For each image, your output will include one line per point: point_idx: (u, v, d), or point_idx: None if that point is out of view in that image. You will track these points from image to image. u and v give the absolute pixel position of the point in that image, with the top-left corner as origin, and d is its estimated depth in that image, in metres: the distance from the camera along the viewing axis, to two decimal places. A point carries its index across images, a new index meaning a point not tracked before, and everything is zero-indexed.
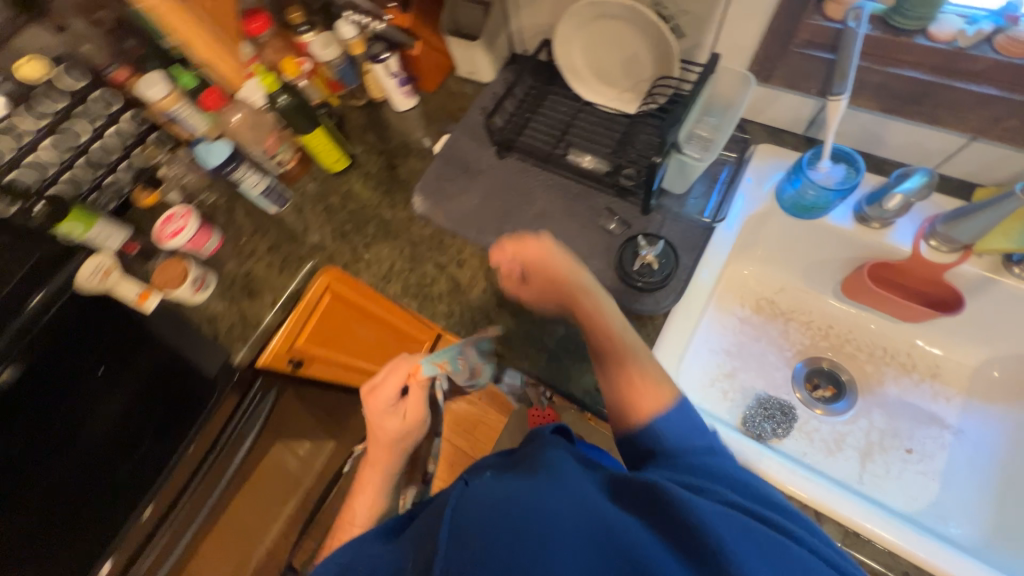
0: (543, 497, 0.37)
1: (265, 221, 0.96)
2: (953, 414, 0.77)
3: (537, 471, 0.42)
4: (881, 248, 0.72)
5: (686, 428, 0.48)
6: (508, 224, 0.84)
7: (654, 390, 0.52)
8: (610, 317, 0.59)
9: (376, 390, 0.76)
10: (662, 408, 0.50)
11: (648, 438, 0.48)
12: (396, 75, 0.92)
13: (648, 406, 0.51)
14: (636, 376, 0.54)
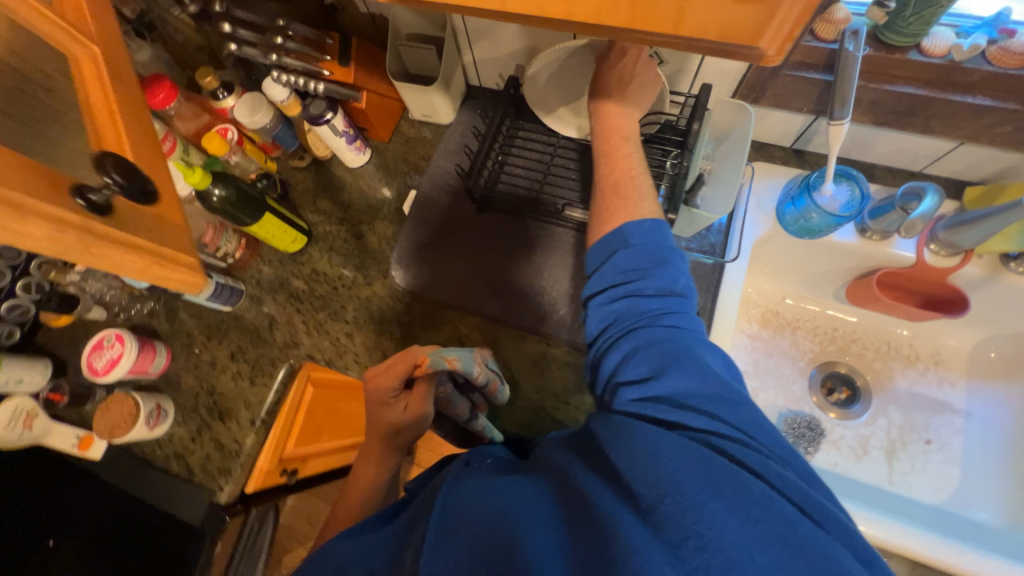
0: (523, 480, 0.42)
1: (223, 321, 0.82)
2: (959, 398, 0.80)
3: (532, 467, 0.45)
4: (884, 258, 0.71)
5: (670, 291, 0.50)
6: (506, 288, 0.77)
7: (635, 200, 0.56)
8: (629, 127, 0.60)
9: (387, 369, 0.63)
10: (640, 218, 0.54)
11: (624, 270, 0.52)
12: (343, 133, 0.80)
13: (620, 223, 0.55)
14: (624, 185, 0.57)
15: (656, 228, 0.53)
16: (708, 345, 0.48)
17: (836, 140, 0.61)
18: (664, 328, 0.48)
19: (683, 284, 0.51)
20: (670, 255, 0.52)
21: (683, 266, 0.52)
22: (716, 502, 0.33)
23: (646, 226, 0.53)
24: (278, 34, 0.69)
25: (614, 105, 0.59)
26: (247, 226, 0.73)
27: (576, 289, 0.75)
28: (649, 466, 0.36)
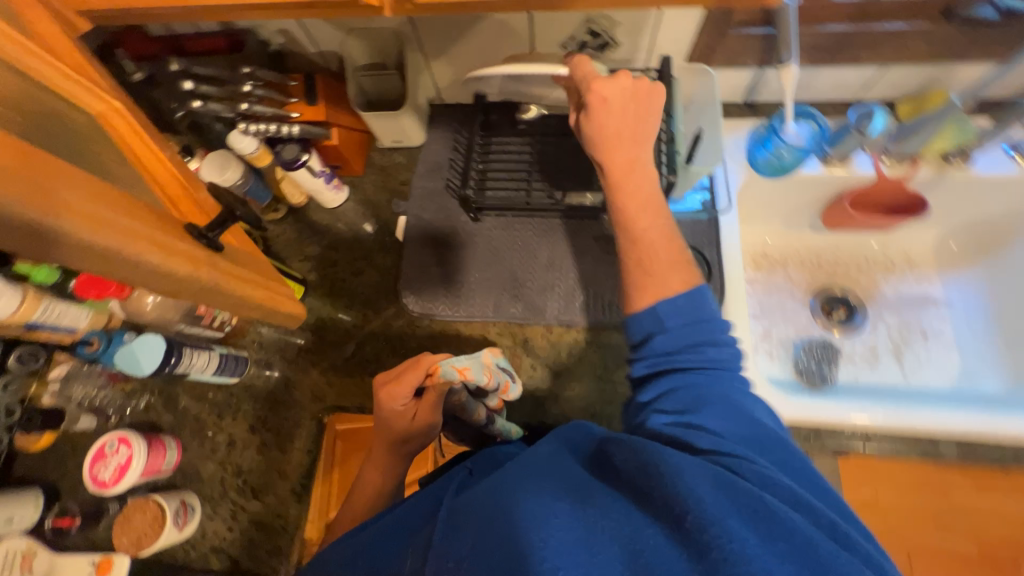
0: (528, 482, 0.40)
1: (233, 396, 0.77)
2: (938, 290, 0.88)
3: (529, 462, 0.44)
4: (849, 179, 0.78)
5: (709, 353, 0.49)
6: (521, 289, 0.76)
7: (665, 275, 0.51)
8: (647, 190, 0.53)
9: (393, 380, 0.59)
10: (670, 296, 0.50)
11: (661, 336, 0.50)
12: (321, 173, 0.78)
13: (655, 299, 0.51)
14: (652, 259, 0.52)
15: (690, 301, 0.50)
16: (752, 398, 0.47)
17: (789, 81, 0.67)
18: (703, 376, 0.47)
19: (720, 336, 0.50)
20: (706, 321, 0.50)
21: (719, 325, 0.50)
22: (739, 518, 0.33)
23: (677, 303, 0.50)
24: (245, 84, 0.68)
25: (628, 169, 0.53)
26: None
27: (588, 272, 0.76)
28: (672, 479, 0.35)
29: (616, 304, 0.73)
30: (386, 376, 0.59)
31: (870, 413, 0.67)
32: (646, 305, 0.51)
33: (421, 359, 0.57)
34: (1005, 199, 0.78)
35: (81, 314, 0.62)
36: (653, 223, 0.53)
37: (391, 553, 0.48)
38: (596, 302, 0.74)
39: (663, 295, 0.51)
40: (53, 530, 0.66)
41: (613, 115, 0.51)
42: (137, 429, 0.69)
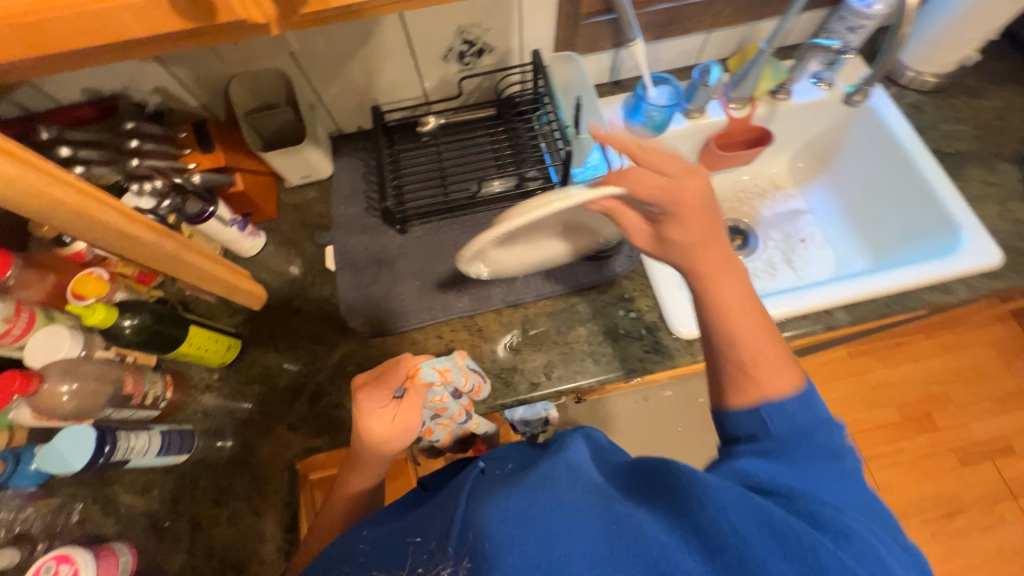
0: (556, 482, 0.39)
1: (187, 475, 0.70)
2: (802, 202, 1.06)
3: (558, 458, 0.42)
4: (710, 126, 0.92)
5: (812, 433, 0.46)
6: (464, 283, 0.79)
7: (771, 381, 0.49)
8: (727, 295, 0.54)
9: (364, 387, 0.58)
10: (778, 400, 0.48)
11: (776, 424, 0.47)
12: (233, 221, 0.77)
13: (762, 394, 0.49)
14: (753, 361, 0.51)
15: (800, 402, 0.47)
16: (863, 491, 0.43)
17: (639, 53, 0.80)
18: (802, 456, 0.44)
19: (835, 440, 0.46)
20: (813, 419, 0.47)
21: (833, 429, 0.47)
22: (778, 560, 0.34)
23: (792, 406, 0.47)
24: (130, 140, 0.66)
25: (716, 270, 0.55)
26: (175, 349, 0.65)
27: None
28: (709, 506, 0.37)
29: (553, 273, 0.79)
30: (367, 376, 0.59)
31: (781, 304, 0.78)
32: (747, 404, 0.49)
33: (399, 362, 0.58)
34: (824, 118, 0.97)
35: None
36: (755, 327, 0.53)
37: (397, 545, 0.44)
38: (535, 277, 0.79)
39: (770, 397, 0.48)
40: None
41: (687, 217, 0.54)
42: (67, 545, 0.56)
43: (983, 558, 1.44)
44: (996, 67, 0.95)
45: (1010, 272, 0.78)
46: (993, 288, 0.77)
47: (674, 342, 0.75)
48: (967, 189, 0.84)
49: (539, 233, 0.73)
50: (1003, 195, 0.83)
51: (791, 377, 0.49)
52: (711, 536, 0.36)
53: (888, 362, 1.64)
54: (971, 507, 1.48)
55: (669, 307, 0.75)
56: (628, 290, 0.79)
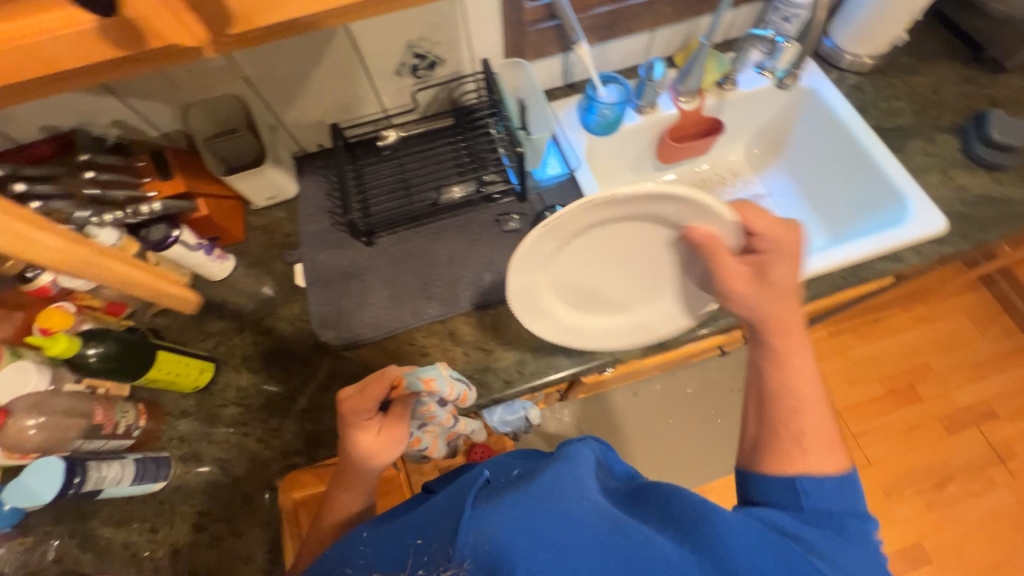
0: (565, 490, 0.41)
1: (165, 503, 0.70)
2: (760, 187, 1.09)
3: (568, 468, 0.44)
4: (662, 120, 0.96)
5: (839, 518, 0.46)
6: (432, 288, 0.81)
7: (818, 454, 0.49)
8: (801, 361, 0.54)
9: (358, 394, 0.61)
10: (819, 476, 0.48)
11: (806, 491, 0.47)
12: (199, 245, 0.78)
13: (802, 463, 0.49)
14: (811, 435, 0.51)
15: (839, 482, 0.47)
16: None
17: (585, 55, 0.83)
18: (832, 538, 0.44)
19: (867, 533, 0.46)
20: (846, 505, 0.47)
21: (870, 522, 0.47)
22: None
23: (830, 484, 0.47)
24: (86, 171, 0.67)
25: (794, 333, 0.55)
26: (142, 375, 0.65)
27: (486, 255, 0.83)
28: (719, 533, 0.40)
29: None
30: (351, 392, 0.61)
31: None
32: (789, 471, 0.48)
33: (382, 374, 0.61)
34: (772, 103, 1.01)
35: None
36: (811, 400, 0.52)
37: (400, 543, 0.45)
38: (501, 278, 0.80)
39: (812, 471, 0.48)
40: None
41: (778, 259, 0.57)
42: None
43: (978, 524, 1.45)
44: (928, 44, 1.00)
45: (956, 237, 0.81)
46: (941, 253, 0.80)
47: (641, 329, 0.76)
48: (910, 162, 0.88)
49: (639, 291, 0.76)
50: (943, 164, 0.87)
51: (839, 462, 0.49)
52: (716, 554, 0.39)
53: (868, 338, 1.67)
54: (961, 474, 1.50)
55: None
56: None
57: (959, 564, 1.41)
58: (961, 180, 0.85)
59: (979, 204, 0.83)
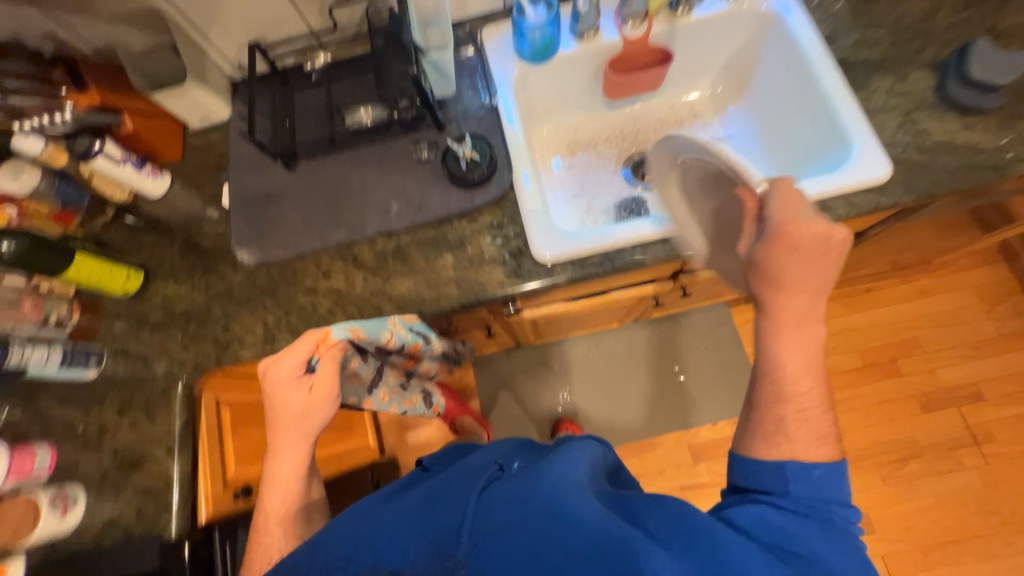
0: (569, 494, 0.51)
1: (97, 388, 0.79)
2: (720, 129, 1.01)
3: (568, 471, 0.55)
4: (604, 49, 0.90)
5: (815, 494, 0.50)
6: (343, 214, 0.83)
7: (808, 444, 0.52)
8: (791, 360, 0.53)
9: (279, 361, 0.65)
10: (807, 465, 0.51)
11: (781, 479, 0.51)
12: (126, 160, 0.83)
13: (782, 454, 0.52)
14: (795, 423, 0.53)
15: (826, 473, 0.51)
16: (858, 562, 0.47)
17: None
18: (809, 524, 0.49)
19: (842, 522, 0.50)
20: (831, 493, 0.51)
21: (848, 508, 0.51)
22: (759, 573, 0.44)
23: (816, 474, 0.51)
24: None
25: (795, 319, 0.53)
26: (63, 273, 0.72)
27: (396, 184, 0.83)
28: (724, 553, 0.45)
29: (425, 201, 0.81)
30: (272, 365, 0.65)
31: (642, 226, 0.75)
32: (777, 456, 0.52)
33: (303, 338, 0.64)
34: (734, 33, 0.93)
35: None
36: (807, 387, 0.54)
37: (402, 527, 0.54)
38: (408, 207, 0.81)
39: (801, 459, 0.52)
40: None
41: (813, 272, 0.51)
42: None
43: (937, 502, 1.41)
44: None
45: (900, 188, 0.73)
46: (876, 205, 0.73)
47: (537, 266, 0.76)
48: (870, 102, 0.78)
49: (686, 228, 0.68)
50: (909, 105, 0.77)
51: (827, 452, 0.52)
52: (705, 555, 0.45)
53: (855, 308, 1.60)
54: (927, 452, 1.45)
55: (533, 232, 0.77)
56: (500, 215, 0.80)
57: (906, 537, 1.39)
58: (924, 124, 0.76)
59: (938, 152, 0.74)
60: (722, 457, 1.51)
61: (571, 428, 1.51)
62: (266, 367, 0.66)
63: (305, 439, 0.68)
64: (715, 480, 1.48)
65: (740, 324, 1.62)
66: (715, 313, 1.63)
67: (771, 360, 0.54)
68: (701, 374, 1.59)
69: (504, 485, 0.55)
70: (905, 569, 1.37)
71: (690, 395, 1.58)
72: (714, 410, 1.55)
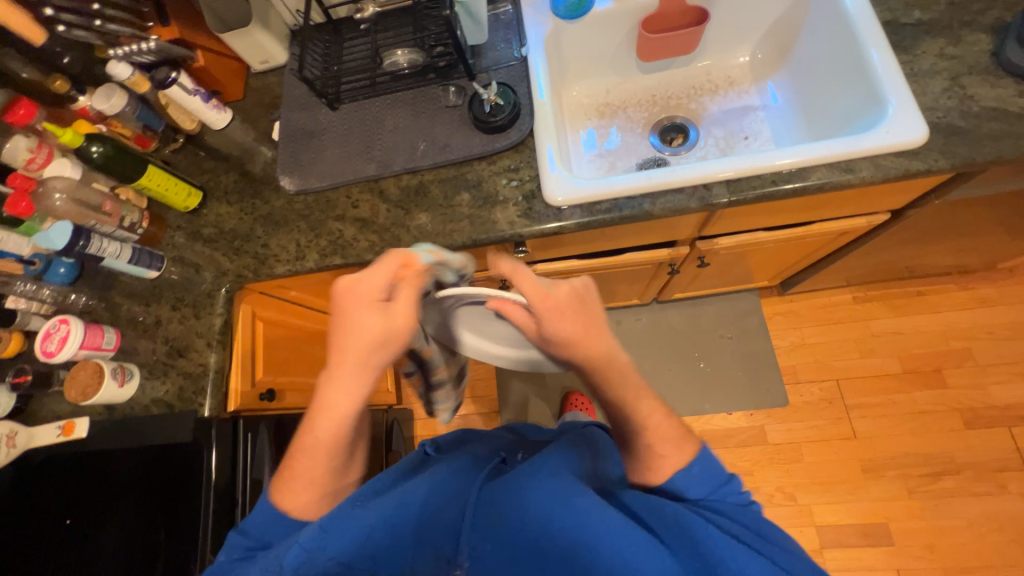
0: (576, 489, 0.56)
1: (157, 287, 0.92)
2: (756, 98, 0.99)
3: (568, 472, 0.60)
4: (639, 8, 0.91)
5: (708, 486, 0.61)
6: (375, 150, 0.90)
7: (677, 451, 0.63)
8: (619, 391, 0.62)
9: (361, 280, 0.56)
10: (686, 468, 0.62)
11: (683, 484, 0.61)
12: (196, 91, 0.94)
13: (670, 467, 0.62)
14: (658, 443, 0.63)
15: (704, 469, 0.62)
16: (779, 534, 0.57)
17: None
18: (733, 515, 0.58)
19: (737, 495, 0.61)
20: (718, 480, 0.62)
21: (734, 484, 0.62)
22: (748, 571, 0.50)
23: (696, 470, 0.62)
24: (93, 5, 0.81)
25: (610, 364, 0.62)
26: (136, 181, 0.84)
27: (424, 127, 0.89)
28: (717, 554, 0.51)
29: (449, 142, 0.86)
30: (351, 280, 0.57)
31: (654, 176, 0.75)
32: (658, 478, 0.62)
33: (387, 258, 0.57)
34: None
35: (25, 243, 0.86)
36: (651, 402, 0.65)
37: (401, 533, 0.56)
38: (432, 148, 0.86)
39: (682, 467, 0.62)
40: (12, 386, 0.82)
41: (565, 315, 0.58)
42: (72, 320, 0.82)
43: (968, 524, 1.31)
44: None
45: (935, 153, 0.69)
46: (906, 169, 0.70)
47: (547, 209, 0.79)
48: (915, 64, 0.74)
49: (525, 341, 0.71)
50: (959, 69, 0.72)
51: (688, 449, 0.63)
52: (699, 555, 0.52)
53: (902, 310, 1.49)
54: (964, 470, 1.34)
55: (546, 174, 0.80)
56: (518, 160, 0.84)
57: (928, 555, 1.30)
58: (973, 89, 0.71)
59: (984, 118, 0.69)
60: (732, 447, 1.47)
61: (580, 400, 1.53)
62: (342, 287, 0.57)
63: (365, 371, 0.58)
64: None
65: (768, 315, 1.57)
66: (742, 302, 1.58)
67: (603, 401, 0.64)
68: (721, 363, 1.55)
69: (503, 484, 0.59)
70: None
71: (706, 382, 1.55)
72: (730, 399, 1.52)
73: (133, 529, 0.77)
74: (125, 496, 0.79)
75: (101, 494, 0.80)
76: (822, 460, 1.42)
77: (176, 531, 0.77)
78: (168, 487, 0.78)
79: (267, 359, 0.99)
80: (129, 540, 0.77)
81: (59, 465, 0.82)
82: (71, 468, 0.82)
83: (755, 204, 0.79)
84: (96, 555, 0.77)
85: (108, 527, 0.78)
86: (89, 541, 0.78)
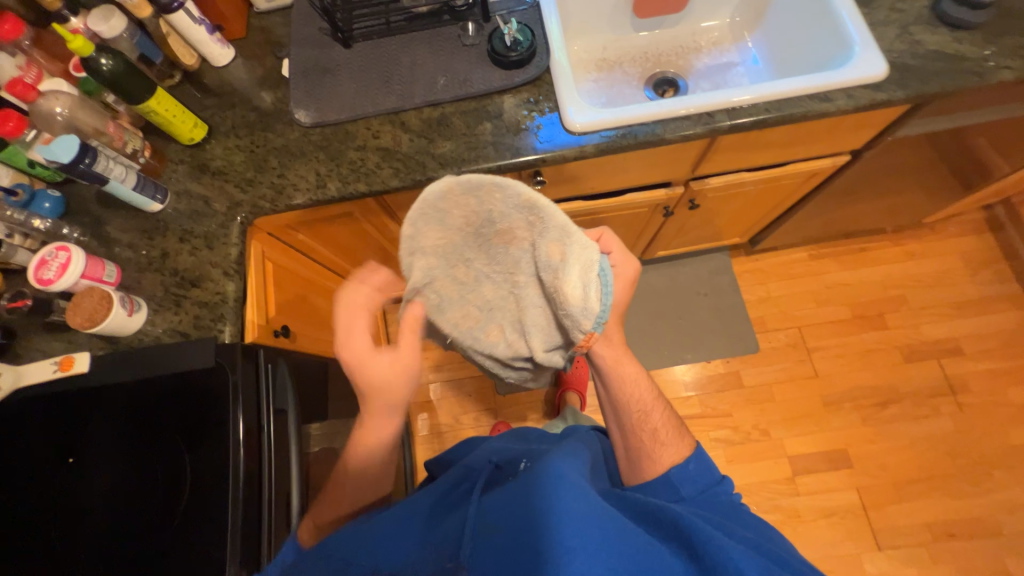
0: (566, 488, 0.53)
1: (160, 220, 0.88)
2: (735, 57, 1.11)
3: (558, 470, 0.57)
4: None
5: (697, 481, 0.70)
6: (394, 85, 0.91)
7: (676, 444, 0.74)
8: (629, 370, 0.78)
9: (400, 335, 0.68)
10: (683, 462, 0.71)
11: (675, 478, 0.70)
12: (200, 22, 0.91)
13: (670, 459, 0.72)
14: (661, 430, 0.75)
15: (698, 465, 0.71)
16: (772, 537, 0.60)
17: None
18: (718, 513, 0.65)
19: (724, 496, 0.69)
20: (704, 474, 0.71)
21: (721, 483, 0.70)
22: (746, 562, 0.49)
23: (691, 467, 0.71)
24: None
25: (624, 348, 0.79)
26: (144, 103, 0.80)
27: (443, 63, 0.92)
28: (713, 547, 0.50)
29: (470, 76, 0.90)
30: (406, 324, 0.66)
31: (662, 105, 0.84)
32: (663, 464, 0.72)
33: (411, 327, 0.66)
34: None
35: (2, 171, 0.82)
36: (658, 405, 0.78)
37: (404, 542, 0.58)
38: (453, 81, 0.90)
39: (678, 461, 0.72)
40: (8, 310, 0.76)
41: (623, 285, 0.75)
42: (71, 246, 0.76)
43: (911, 443, 1.50)
44: None
45: (893, 85, 0.82)
46: (872, 98, 0.82)
47: (569, 134, 0.85)
48: (873, 16, 0.88)
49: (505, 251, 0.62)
50: (907, 20, 0.87)
51: (685, 444, 0.74)
52: (696, 550, 0.50)
53: (849, 265, 1.69)
54: (905, 398, 1.54)
55: (565, 105, 0.85)
56: (537, 93, 0.89)
57: (881, 473, 1.48)
58: (919, 36, 0.85)
59: (929, 58, 0.83)
60: (712, 391, 1.59)
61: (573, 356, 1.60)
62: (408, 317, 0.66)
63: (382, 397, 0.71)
64: (705, 411, 1.57)
65: (738, 273, 1.72)
66: (716, 261, 1.72)
67: (621, 380, 0.77)
68: (700, 318, 1.68)
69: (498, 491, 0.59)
70: (875, 502, 1.45)
71: (686, 334, 1.66)
72: (708, 348, 1.64)
73: (157, 456, 0.72)
74: (145, 424, 0.74)
75: (112, 426, 0.74)
76: (790, 398, 1.57)
77: (206, 451, 0.72)
78: (193, 409, 0.74)
79: (278, 298, 0.96)
80: (152, 469, 0.71)
81: (58, 402, 0.76)
82: (74, 405, 0.76)
83: (744, 135, 0.90)
84: (113, 487, 0.71)
85: (124, 458, 0.72)
86: (101, 476, 0.71)
